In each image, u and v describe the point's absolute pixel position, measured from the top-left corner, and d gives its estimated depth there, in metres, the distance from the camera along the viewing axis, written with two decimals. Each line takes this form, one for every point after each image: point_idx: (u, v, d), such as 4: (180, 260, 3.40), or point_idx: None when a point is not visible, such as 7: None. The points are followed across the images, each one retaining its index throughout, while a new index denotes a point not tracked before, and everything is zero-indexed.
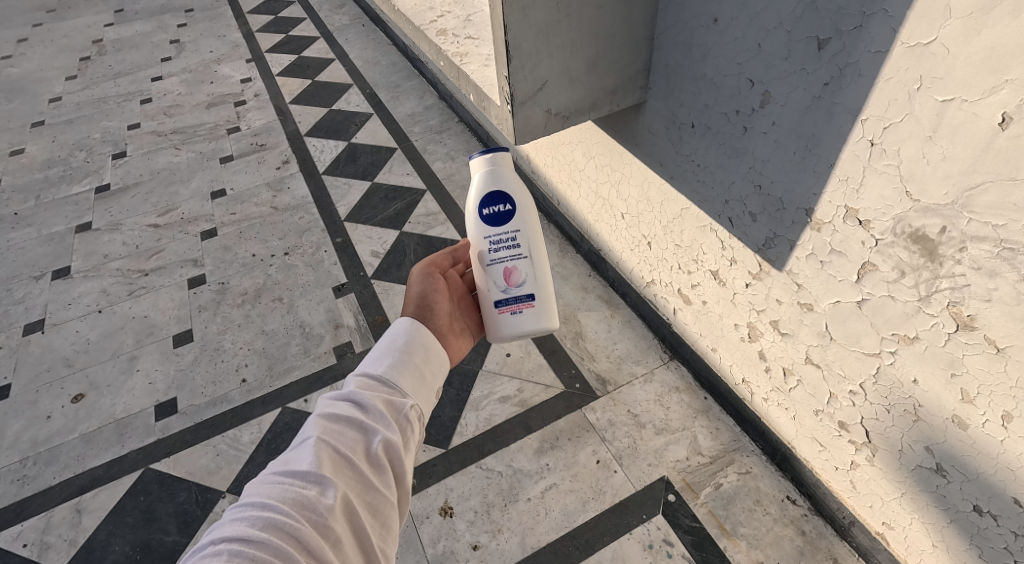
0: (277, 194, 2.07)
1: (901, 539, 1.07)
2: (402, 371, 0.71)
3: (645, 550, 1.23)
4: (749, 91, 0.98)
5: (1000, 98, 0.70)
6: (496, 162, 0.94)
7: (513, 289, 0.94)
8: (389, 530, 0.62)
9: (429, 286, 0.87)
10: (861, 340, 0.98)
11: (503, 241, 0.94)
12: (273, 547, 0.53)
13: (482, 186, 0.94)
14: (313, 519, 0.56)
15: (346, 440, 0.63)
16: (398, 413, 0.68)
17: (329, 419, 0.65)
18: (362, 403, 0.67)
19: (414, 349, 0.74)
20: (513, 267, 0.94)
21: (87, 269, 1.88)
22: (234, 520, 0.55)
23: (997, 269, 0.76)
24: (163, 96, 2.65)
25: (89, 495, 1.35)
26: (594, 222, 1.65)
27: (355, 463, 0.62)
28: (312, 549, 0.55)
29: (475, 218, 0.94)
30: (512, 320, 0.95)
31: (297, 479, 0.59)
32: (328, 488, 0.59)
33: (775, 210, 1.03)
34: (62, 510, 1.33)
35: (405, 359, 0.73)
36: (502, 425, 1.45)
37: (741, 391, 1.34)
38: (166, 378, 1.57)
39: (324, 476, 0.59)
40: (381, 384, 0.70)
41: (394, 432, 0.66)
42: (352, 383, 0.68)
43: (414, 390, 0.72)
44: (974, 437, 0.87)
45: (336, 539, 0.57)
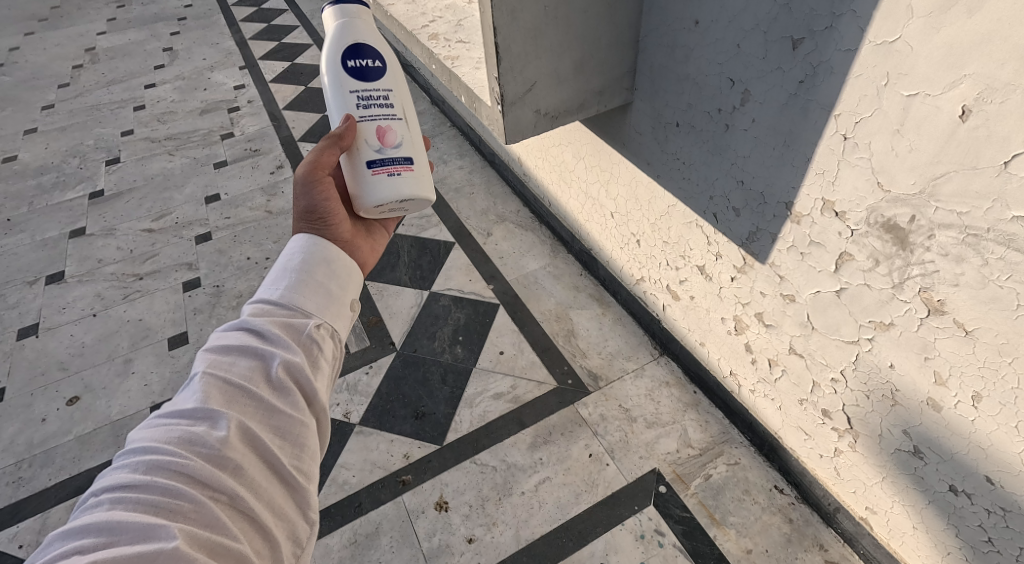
0: (272, 198, 2.09)
1: (884, 523, 1.11)
2: (301, 293, 0.72)
3: (637, 541, 1.26)
4: (730, 90, 1.02)
5: (959, 92, 0.75)
6: (354, 17, 0.90)
7: (388, 149, 0.88)
8: (304, 447, 0.64)
9: (318, 196, 0.81)
10: (840, 329, 1.02)
11: (375, 99, 0.89)
12: (159, 485, 0.54)
13: (342, 39, 0.89)
14: (204, 451, 0.58)
15: (241, 370, 0.64)
16: (300, 334, 0.69)
17: (221, 352, 0.65)
18: (257, 329, 0.68)
19: (313, 268, 0.74)
20: (387, 127, 0.89)
21: (81, 274, 1.89)
22: (118, 467, 0.56)
23: (963, 255, 0.81)
24: (156, 103, 2.67)
25: (85, 496, 1.36)
26: (584, 222, 1.69)
27: (251, 392, 0.63)
28: (207, 479, 0.56)
29: (340, 70, 0.88)
30: (389, 184, 0.88)
31: (185, 417, 0.60)
32: (219, 420, 0.60)
33: (756, 204, 1.07)
34: (58, 511, 1.34)
35: (303, 279, 0.73)
36: (496, 421, 1.48)
37: (729, 384, 1.38)
38: (162, 380, 1.58)
39: (214, 408, 0.60)
40: (279, 308, 0.70)
41: (293, 354, 0.67)
42: (244, 312, 0.69)
43: (318, 308, 0.72)
44: (947, 418, 0.92)
45: (235, 466, 0.58)
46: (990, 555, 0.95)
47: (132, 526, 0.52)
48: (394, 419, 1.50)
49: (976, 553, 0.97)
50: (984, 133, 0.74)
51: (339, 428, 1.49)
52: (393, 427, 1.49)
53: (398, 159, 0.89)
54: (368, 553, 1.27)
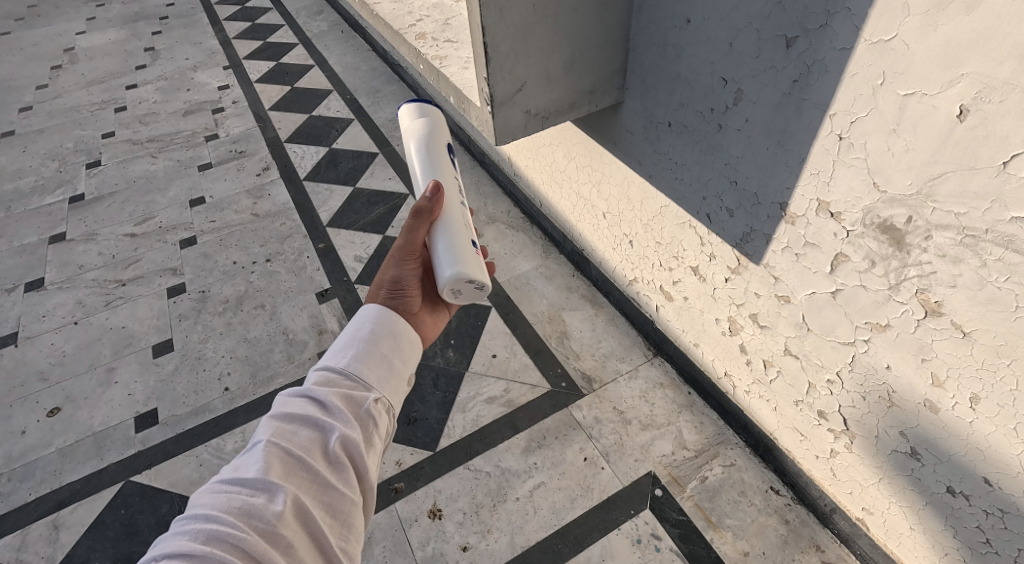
0: (258, 201, 2.06)
1: (881, 524, 1.10)
2: (366, 364, 0.70)
3: (634, 546, 1.25)
4: (722, 89, 1.01)
5: (956, 90, 0.74)
6: (445, 130, 1.00)
7: (476, 238, 0.91)
8: (352, 529, 0.61)
9: (403, 270, 0.82)
10: (836, 329, 1.01)
11: (460, 196, 0.94)
12: (218, 559, 0.52)
13: (439, 141, 0.96)
14: (260, 527, 0.56)
15: (302, 441, 0.62)
16: (360, 409, 0.67)
17: (284, 420, 0.64)
18: (320, 400, 0.65)
19: (380, 338, 0.72)
20: (471, 222, 0.93)
21: (62, 281, 1.85)
22: (176, 533, 0.54)
23: (960, 256, 0.80)
24: (138, 105, 2.63)
25: (67, 510, 1.33)
26: (576, 222, 1.67)
27: (309, 465, 0.61)
28: (260, 557, 0.54)
29: (442, 160, 0.94)
30: (481, 265, 0.87)
31: (245, 486, 0.58)
32: (278, 493, 0.58)
33: (750, 205, 1.06)
34: (39, 526, 1.31)
35: (369, 351, 0.71)
36: (489, 426, 1.46)
37: (724, 385, 1.37)
38: (146, 389, 1.55)
39: (273, 481, 0.58)
40: (343, 379, 0.68)
41: (352, 429, 0.65)
42: (309, 380, 0.67)
43: (380, 382, 0.70)
44: (945, 420, 0.91)
45: (288, 544, 0.56)
46: (988, 556, 0.94)
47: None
48: None
49: (974, 554, 0.96)
50: (982, 132, 0.73)
51: None
52: None
53: (478, 251, 0.91)
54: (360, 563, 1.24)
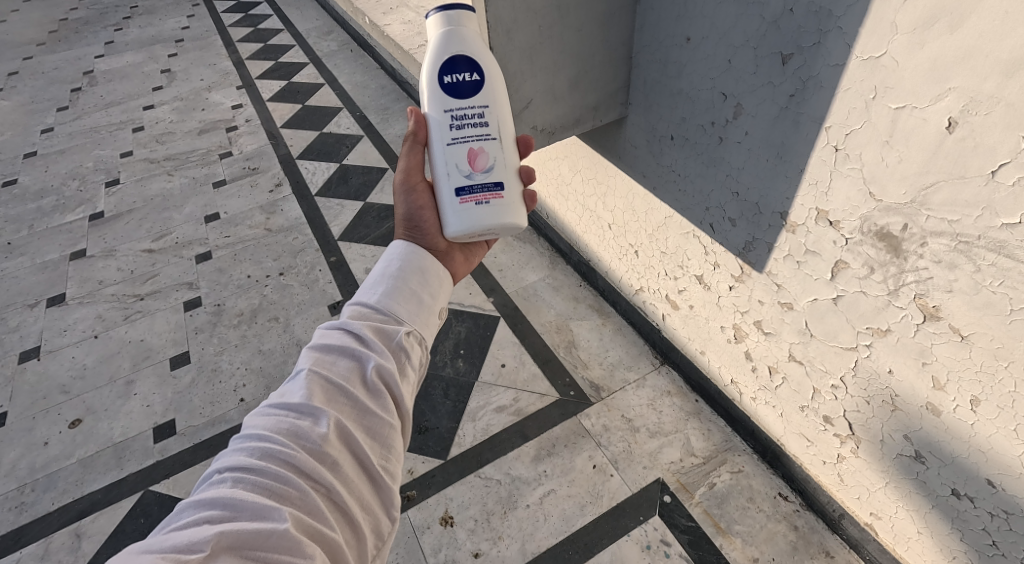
0: (271, 216, 2.11)
1: (889, 528, 1.12)
2: (396, 298, 0.72)
3: (643, 551, 1.26)
4: (722, 104, 1.04)
5: (944, 104, 0.77)
6: (454, 21, 0.84)
7: (478, 174, 0.84)
8: (392, 451, 0.64)
9: (413, 205, 0.85)
10: (839, 336, 1.03)
11: (469, 118, 0.84)
12: (273, 472, 0.56)
13: (441, 49, 0.84)
14: (307, 446, 0.58)
15: (341, 369, 0.65)
16: (394, 340, 0.69)
17: (323, 351, 0.66)
18: (355, 332, 0.68)
19: (408, 275, 0.74)
20: (479, 149, 0.84)
21: (82, 296, 1.90)
22: (233, 450, 0.58)
23: (955, 261, 0.82)
24: (155, 124, 2.69)
25: (88, 519, 1.37)
26: (582, 233, 1.70)
27: (349, 392, 0.64)
28: (310, 471, 0.57)
29: (436, 84, 0.84)
30: (475, 213, 0.84)
31: (291, 411, 0.61)
32: (321, 416, 0.61)
33: (752, 214, 1.09)
34: (62, 535, 1.34)
35: (399, 286, 0.73)
36: (499, 434, 1.48)
37: (731, 392, 1.39)
38: (164, 401, 1.59)
39: (316, 405, 0.61)
40: (375, 313, 0.71)
41: (387, 359, 0.67)
42: (344, 314, 0.70)
43: (411, 316, 0.72)
44: (947, 422, 0.93)
45: (333, 462, 0.59)
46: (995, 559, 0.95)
47: (250, 505, 0.53)
48: None
49: (981, 557, 0.97)
50: (971, 144, 0.76)
51: None
52: None
53: (489, 185, 0.84)
54: None
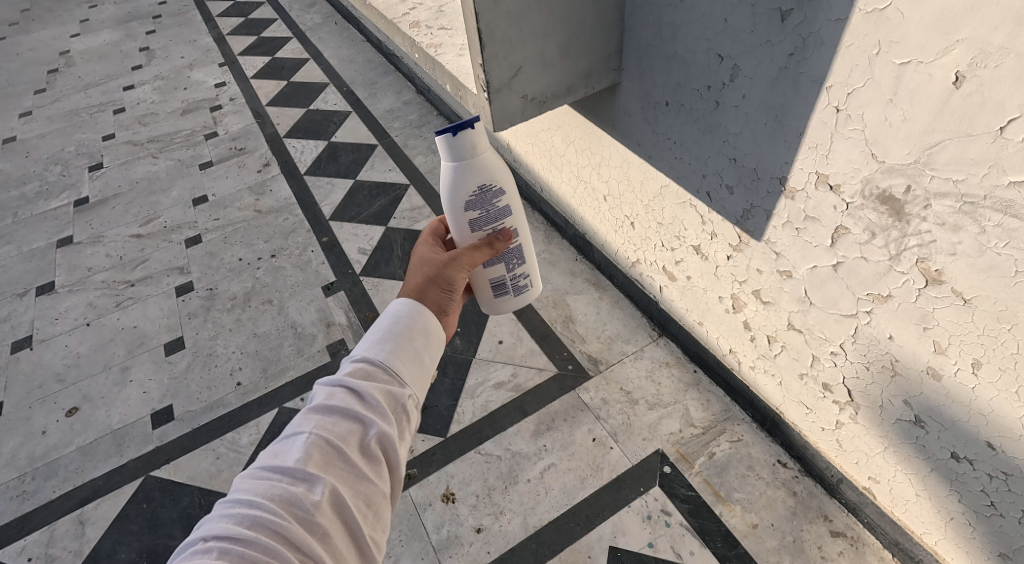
0: (260, 197, 2.07)
1: (887, 492, 1.12)
2: (401, 358, 0.70)
3: (645, 522, 1.27)
4: (718, 66, 1.01)
5: (952, 58, 0.74)
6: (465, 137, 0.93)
7: None
8: (380, 520, 0.62)
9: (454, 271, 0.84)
10: (838, 303, 1.02)
11: None
12: (262, 545, 0.53)
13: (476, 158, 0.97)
14: (300, 516, 0.56)
15: (341, 431, 0.62)
16: (397, 403, 0.67)
17: (324, 410, 0.63)
18: (358, 392, 0.65)
19: (414, 335, 0.72)
20: None
21: (71, 283, 1.87)
22: (220, 516, 0.54)
23: (960, 223, 0.80)
24: (136, 105, 2.63)
25: (91, 506, 1.36)
26: (577, 206, 1.68)
27: (346, 456, 0.61)
28: (300, 545, 0.55)
29: None
30: None
31: (285, 475, 0.58)
32: (317, 484, 0.58)
33: (749, 181, 1.06)
34: (65, 522, 1.34)
35: (404, 347, 0.70)
36: (499, 411, 1.48)
37: (729, 361, 1.38)
38: (160, 387, 1.57)
39: (312, 471, 0.59)
40: (380, 372, 0.68)
41: (388, 423, 0.65)
42: (346, 371, 0.67)
43: (413, 378, 0.70)
44: (948, 386, 0.92)
45: (324, 534, 0.57)
46: (993, 519, 0.95)
47: None
48: None
49: (978, 517, 0.97)
50: (978, 99, 0.74)
51: None
52: None
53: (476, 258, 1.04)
54: None
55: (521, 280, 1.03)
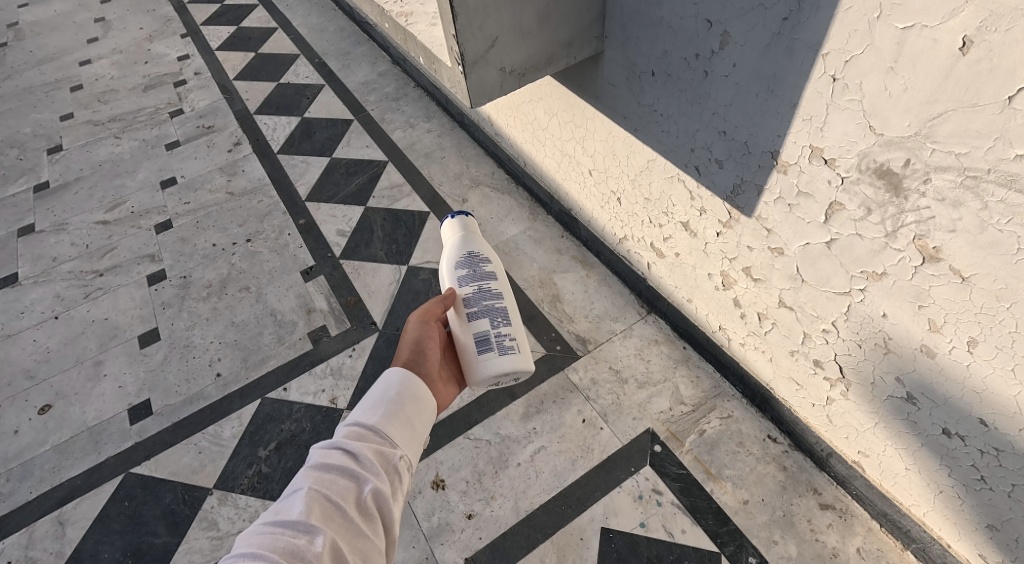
0: (232, 178, 2.00)
1: (876, 466, 1.10)
2: (394, 420, 0.72)
3: (636, 502, 1.25)
4: (707, 33, 0.96)
5: (960, 21, 0.69)
6: (463, 226, 1.06)
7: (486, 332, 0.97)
8: None
9: (423, 332, 0.89)
10: (831, 280, 0.99)
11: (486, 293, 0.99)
12: None
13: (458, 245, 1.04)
14: None
15: (339, 488, 0.64)
16: (390, 464, 0.69)
17: (322, 469, 0.65)
18: (354, 452, 0.68)
19: (406, 399, 0.74)
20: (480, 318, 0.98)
21: (37, 275, 1.80)
22: None
23: (961, 199, 0.77)
24: (95, 82, 2.52)
25: (70, 506, 1.33)
26: (561, 181, 1.62)
27: (344, 510, 0.63)
28: None
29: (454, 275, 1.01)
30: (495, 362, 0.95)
31: (287, 529, 0.60)
32: (317, 535, 0.60)
33: (739, 154, 1.02)
34: (44, 523, 1.31)
35: (397, 409, 0.73)
36: (487, 395, 1.44)
37: (719, 338, 1.35)
38: (136, 381, 1.52)
39: (313, 525, 0.60)
40: (374, 434, 0.70)
41: (383, 481, 0.67)
42: (342, 433, 0.69)
43: (406, 440, 0.72)
44: (942, 364, 0.89)
45: None
46: (982, 493, 0.94)
47: None
48: None
49: (968, 491, 0.96)
50: (986, 66, 0.69)
51: (327, 415, 1.42)
52: None
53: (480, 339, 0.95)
54: None
55: (505, 339, 0.96)
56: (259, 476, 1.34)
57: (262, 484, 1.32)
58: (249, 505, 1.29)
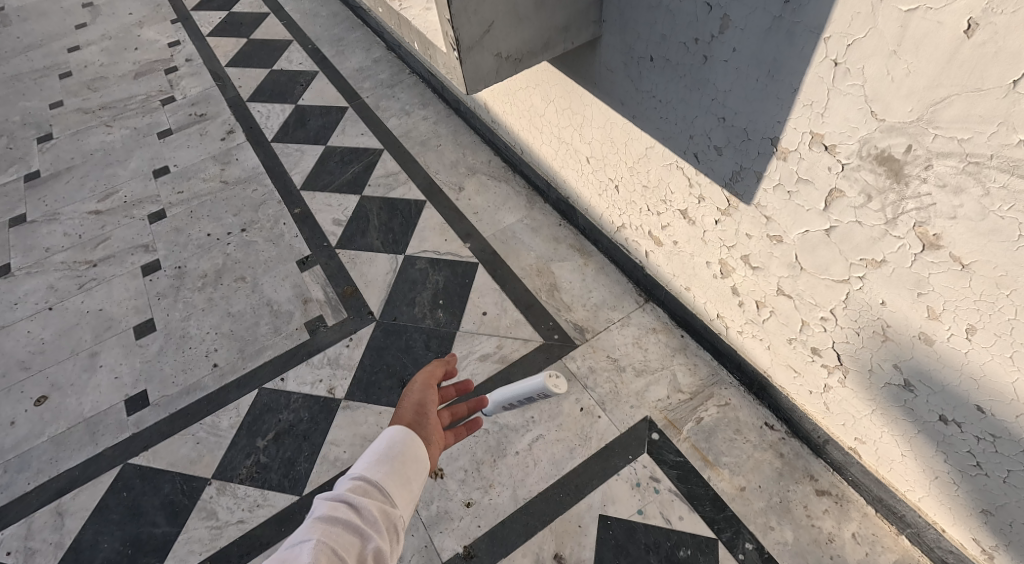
0: (226, 167, 1.98)
1: (873, 452, 1.10)
2: (396, 478, 0.70)
3: (634, 489, 1.25)
4: (707, 16, 0.94)
5: (965, 3, 0.68)
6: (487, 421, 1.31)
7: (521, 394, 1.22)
8: None
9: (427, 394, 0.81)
10: (830, 268, 0.98)
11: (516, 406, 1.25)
12: None
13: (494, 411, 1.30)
14: None
15: (343, 542, 0.61)
16: (390, 524, 0.66)
17: (326, 520, 0.62)
18: (358, 506, 0.65)
19: (409, 459, 0.72)
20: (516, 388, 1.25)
21: (30, 266, 1.78)
22: None
23: (962, 185, 0.76)
24: (84, 69, 2.49)
25: (69, 497, 1.33)
26: (559, 168, 1.61)
27: None
28: None
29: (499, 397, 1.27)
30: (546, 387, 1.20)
31: None
32: None
33: (739, 141, 1.01)
34: (43, 514, 1.31)
35: (399, 469, 0.70)
36: (485, 383, 1.43)
37: (717, 326, 1.35)
38: (132, 372, 1.51)
39: None
40: (375, 492, 0.68)
41: (385, 539, 0.64)
42: (344, 486, 0.67)
43: (405, 503, 0.69)
44: (940, 351, 0.89)
45: None
46: (978, 479, 0.94)
47: None
48: (379, 391, 1.43)
49: (964, 477, 0.96)
50: (991, 49, 0.68)
51: (325, 405, 1.41)
52: (380, 399, 1.41)
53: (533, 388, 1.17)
54: None
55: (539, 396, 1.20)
56: (258, 466, 1.34)
57: (260, 474, 1.32)
58: (247, 495, 1.30)
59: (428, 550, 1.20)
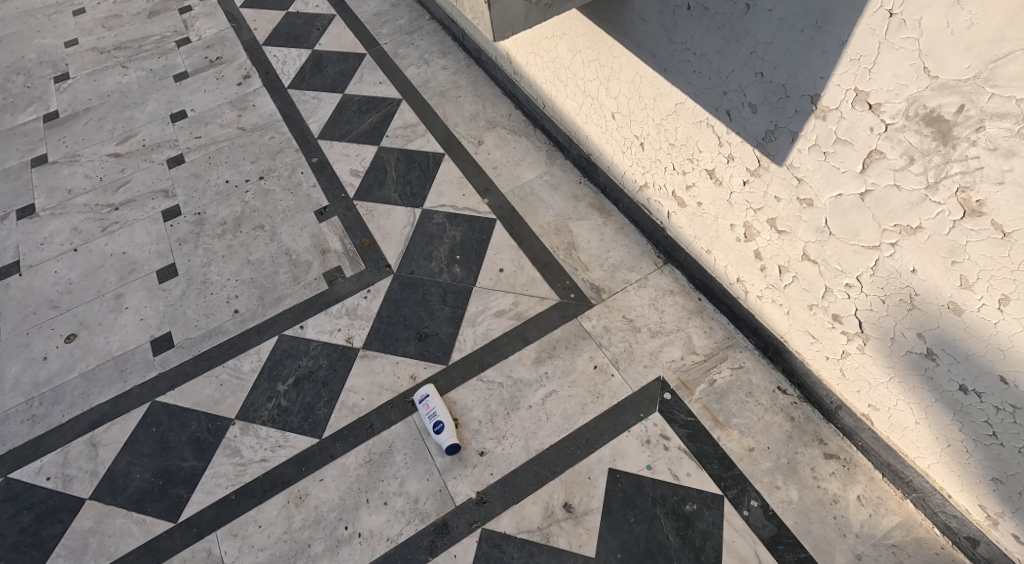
0: (243, 113, 1.95)
1: (886, 419, 1.10)
2: None
3: (644, 446, 1.25)
4: None
5: None
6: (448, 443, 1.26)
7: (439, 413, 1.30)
8: None
9: None
10: (861, 233, 0.96)
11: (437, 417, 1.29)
12: None
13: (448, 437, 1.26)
14: None
15: None
16: None
17: None
18: None
19: None
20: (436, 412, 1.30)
21: (53, 206, 1.79)
22: None
23: (1015, 148, 0.73)
24: (97, 6, 2.43)
25: (101, 430, 1.36)
26: (581, 123, 1.57)
27: None
28: None
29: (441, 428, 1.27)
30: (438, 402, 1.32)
31: None
32: None
33: (776, 99, 0.98)
34: (77, 445, 1.35)
35: None
36: (500, 339, 1.43)
37: (735, 290, 1.33)
38: (157, 313, 1.53)
39: None
40: None
41: None
42: None
43: None
44: (969, 321, 0.87)
45: None
46: (992, 449, 0.93)
47: None
48: (396, 341, 1.44)
49: (978, 446, 0.95)
50: None
51: (343, 353, 1.43)
52: (396, 349, 1.43)
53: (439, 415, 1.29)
54: (384, 469, 1.26)
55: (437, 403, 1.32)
56: (278, 409, 1.36)
57: (281, 417, 1.35)
58: (269, 436, 1.32)
59: (442, 494, 1.23)
